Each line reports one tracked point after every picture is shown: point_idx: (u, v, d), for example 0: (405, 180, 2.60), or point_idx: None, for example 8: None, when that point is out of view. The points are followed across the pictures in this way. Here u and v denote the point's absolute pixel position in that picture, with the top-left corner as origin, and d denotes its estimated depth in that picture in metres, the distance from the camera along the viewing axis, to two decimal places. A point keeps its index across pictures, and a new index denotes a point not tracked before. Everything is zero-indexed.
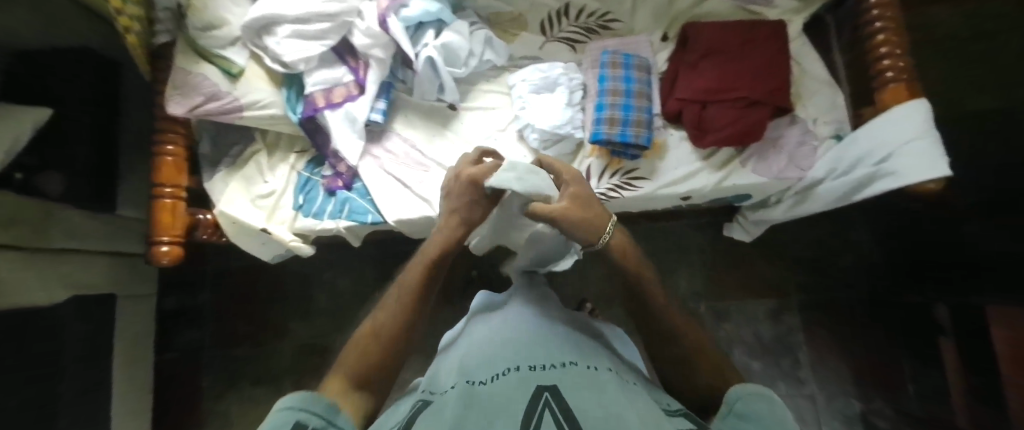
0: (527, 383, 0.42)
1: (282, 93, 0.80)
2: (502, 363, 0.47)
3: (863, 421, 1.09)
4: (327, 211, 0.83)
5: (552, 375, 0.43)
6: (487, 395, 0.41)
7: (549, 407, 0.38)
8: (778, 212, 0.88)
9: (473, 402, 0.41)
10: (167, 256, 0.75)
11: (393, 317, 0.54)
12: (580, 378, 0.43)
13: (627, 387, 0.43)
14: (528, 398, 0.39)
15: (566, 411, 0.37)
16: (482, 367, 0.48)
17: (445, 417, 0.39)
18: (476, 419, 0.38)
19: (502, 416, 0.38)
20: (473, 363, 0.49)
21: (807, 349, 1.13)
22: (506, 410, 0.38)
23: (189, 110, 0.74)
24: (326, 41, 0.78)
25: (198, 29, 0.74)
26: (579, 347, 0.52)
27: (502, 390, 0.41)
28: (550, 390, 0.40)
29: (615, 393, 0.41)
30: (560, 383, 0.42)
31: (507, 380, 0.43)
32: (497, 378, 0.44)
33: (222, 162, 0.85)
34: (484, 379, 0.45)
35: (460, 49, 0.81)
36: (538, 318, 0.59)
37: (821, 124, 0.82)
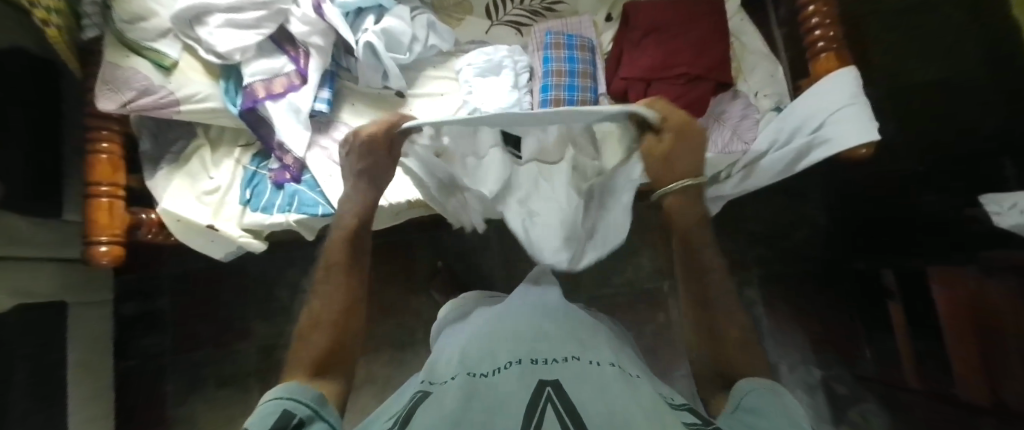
0: (530, 377, 0.41)
1: (220, 86, 0.79)
2: (503, 355, 0.46)
3: (824, 388, 1.11)
4: (276, 205, 0.81)
5: (556, 369, 0.43)
6: (489, 388, 0.41)
7: (552, 404, 0.37)
8: (728, 188, 0.84)
9: (475, 394, 0.40)
10: (107, 256, 0.73)
11: (328, 302, 0.55)
12: (581, 371, 0.43)
13: (629, 381, 0.43)
14: (531, 392, 0.39)
15: (570, 406, 0.37)
16: (480, 359, 0.47)
17: (443, 409, 0.39)
18: (478, 412, 0.37)
19: (504, 413, 0.37)
20: (472, 354, 0.49)
21: (768, 322, 1.14)
22: (507, 405, 0.38)
23: (121, 105, 0.72)
24: (262, 30, 0.77)
25: (125, 22, 0.73)
26: (578, 334, 0.52)
27: (503, 384, 0.41)
28: (552, 384, 0.40)
29: (618, 389, 0.40)
30: (563, 377, 0.41)
31: (510, 375, 0.42)
32: (500, 372, 0.44)
33: (162, 161, 0.83)
34: (486, 371, 0.44)
35: (402, 34, 0.81)
36: (542, 307, 0.58)
37: (763, 98, 0.84)
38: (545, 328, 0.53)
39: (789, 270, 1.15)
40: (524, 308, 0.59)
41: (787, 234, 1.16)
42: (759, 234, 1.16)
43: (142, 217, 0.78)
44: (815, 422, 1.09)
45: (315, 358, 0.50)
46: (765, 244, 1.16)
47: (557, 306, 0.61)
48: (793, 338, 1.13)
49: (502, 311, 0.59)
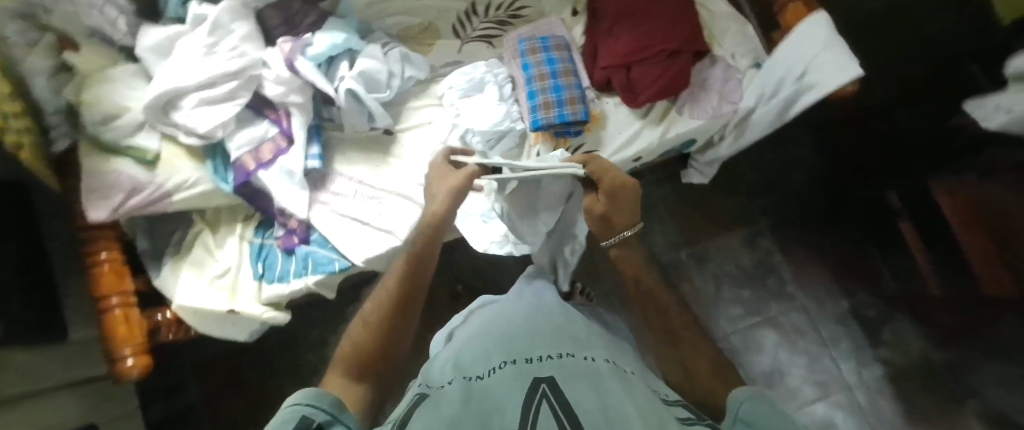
0: (526, 377, 0.40)
1: (208, 166, 0.77)
2: (497, 356, 0.46)
3: (854, 316, 1.13)
4: (291, 271, 0.80)
5: (548, 366, 0.42)
6: (485, 390, 0.40)
7: (547, 400, 0.36)
8: (724, 149, 0.89)
9: (473, 395, 0.40)
10: (136, 368, 0.70)
11: (388, 291, 0.57)
12: (580, 367, 0.42)
13: (623, 376, 0.42)
14: (526, 391, 0.38)
15: (566, 403, 0.36)
16: (475, 361, 0.47)
17: (441, 413, 0.38)
18: (474, 412, 0.37)
19: (500, 413, 0.36)
20: (468, 357, 0.48)
21: (787, 265, 1.17)
22: (506, 404, 0.37)
23: (112, 211, 0.69)
24: (239, 101, 0.75)
25: (97, 124, 0.70)
26: (568, 332, 0.52)
27: (501, 384, 0.40)
28: (547, 381, 0.39)
29: (614, 384, 0.39)
30: (557, 375, 0.41)
31: (505, 373, 0.42)
32: (494, 371, 0.43)
33: (166, 254, 0.81)
34: (481, 373, 0.44)
35: (378, 72, 0.81)
36: (534, 310, 0.59)
37: (740, 58, 0.86)
38: (537, 327, 0.53)
39: (796, 212, 1.18)
40: (514, 308, 0.60)
41: (785, 179, 1.18)
42: (759, 184, 1.18)
43: (158, 319, 0.76)
44: (853, 349, 1.12)
45: (358, 350, 0.50)
46: (767, 193, 1.18)
47: (553, 307, 0.61)
48: (814, 275, 1.16)
49: (499, 313, 0.59)
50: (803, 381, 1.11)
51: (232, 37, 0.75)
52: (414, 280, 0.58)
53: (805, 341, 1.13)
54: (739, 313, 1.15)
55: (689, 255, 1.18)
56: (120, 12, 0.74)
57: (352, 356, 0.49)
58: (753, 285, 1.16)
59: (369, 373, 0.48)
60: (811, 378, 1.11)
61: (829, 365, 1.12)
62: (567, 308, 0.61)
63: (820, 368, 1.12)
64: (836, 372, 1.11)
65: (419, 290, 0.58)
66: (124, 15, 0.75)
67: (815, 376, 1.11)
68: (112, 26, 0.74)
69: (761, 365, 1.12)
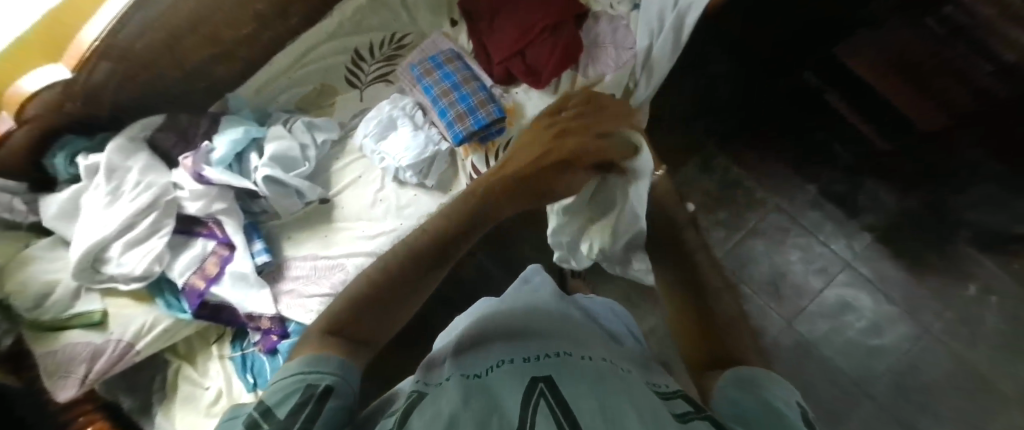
0: (524, 374, 0.37)
1: (159, 303, 0.75)
2: (497, 356, 0.42)
3: (826, 196, 1.16)
4: (281, 369, 0.77)
5: (549, 364, 0.39)
6: (483, 387, 0.36)
7: (545, 398, 0.32)
8: (642, 94, 0.85)
9: (471, 389, 0.35)
10: None
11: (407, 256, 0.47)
12: (574, 366, 0.39)
13: (619, 373, 0.39)
14: (524, 387, 0.34)
15: (564, 400, 0.32)
16: (475, 360, 0.42)
17: (437, 407, 0.33)
18: (474, 405, 0.32)
19: (497, 409, 0.32)
20: (468, 357, 0.43)
21: (748, 174, 1.19)
22: (502, 401, 0.33)
23: (81, 383, 0.67)
24: (164, 230, 0.75)
25: (32, 308, 0.68)
26: (564, 334, 0.49)
27: (502, 380, 0.36)
28: (544, 380, 0.36)
29: (609, 380, 0.36)
30: (556, 373, 0.37)
31: (503, 372, 0.38)
32: (493, 370, 0.39)
33: (154, 403, 0.78)
34: (479, 371, 0.39)
35: (291, 149, 0.82)
36: (538, 314, 0.54)
37: (618, 4, 0.88)
38: (534, 330, 0.49)
39: (736, 122, 1.20)
40: (518, 312, 0.55)
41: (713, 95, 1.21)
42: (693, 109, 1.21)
43: None
44: (837, 227, 1.15)
45: (346, 321, 0.41)
46: (704, 114, 1.20)
47: (552, 312, 0.56)
48: (776, 173, 1.18)
49: (497, 314, 0.55)
50: (806, 274, 1.13)
51: (132, 173, 0.75)
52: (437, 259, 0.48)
53: (792, 236, 1.16)
54: (724, 235, 1.18)
55: None
56: (12, 194, 0.72)
57: (343, 322, 0.41)
58: (725, 205, 1.19)
59: (355, 343, 0.40)
60: (812, 268, 1.14)
61: (824, 250, 1.14)
62: (564, 313, 0.57)
63: (815, 255, 1.14)
64: (831, 254, 1.14)
65: (433, 277, 0.48)
66: (18, 195, 0.73)
67: (815, 265, 1.14)
68: (10, 210, 0.72)
69: (762, 275, 1.14)
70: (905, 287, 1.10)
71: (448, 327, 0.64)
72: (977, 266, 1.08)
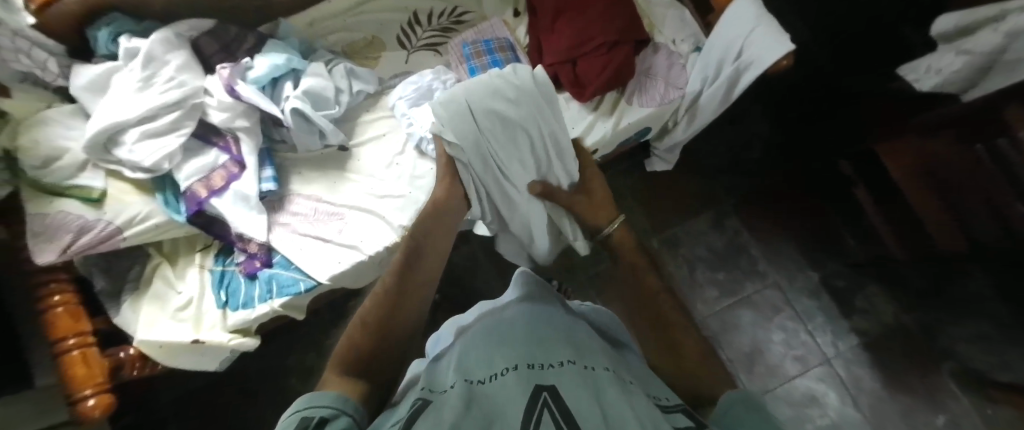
0: (526, 381, 0.40)
1: (158, 199, 0.76)
2: (501, 361, 0.44)
3: (824, 287, 1.17)
4: (255, 296, 0.78)
5: (552, 375, 0.41)
6: (486, 396, 0.39)
7: (548, 409, 0.35)
8: (680, 133, 0.92)
9: (474, 400, 0.38)
10: (97, 408, 0.66)
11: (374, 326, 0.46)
12: (579, 376, 0.41)
13: (626, 386, 0.40)
14: (525, 396, 0.37)
15: (567, 412, 0.35)
16: (479, 364, 0.45)
17: (440, 416, 0.35)
18: (475, 415, 0.35)
19: (500, 421, 0.35)
20: (470, 360, 0.46)
21: (756, 243, 1.21)
22: (505, 411, 0.36)
23: (62, 252, 0.68)
24: (183, 130, 0.75)
25: (36, 167, 0.69)
26: (575, 337, 0.50)
27: (503, 389, 0.39)
28: (548, 390, 0.38)
29: (611, 391, 0.38)
30: (559, 382, 0.39)
31: (507, 379, 0.40)
32: (497, 377, 0.41)
33: (124, 292, 0.78)
34: (482, 378, 0.42)
35: (325, 90, 0.82)
36: (541, 315, 0.55)
37: (680, 43, 0.88)
38: (541, 333, 0.50)
39: (757, 189, 1.22)
40: (520, 316, 0.55)
41: (744, 157, 1.23)
42: (720, 166, 1.23)
43: (120, 356, 0.74)
44: (828, 320, 1.15)
45: (358, 356, 0.43)
46: (728, 174, 1.23)
47: (561, 318, 0.55)
48: (782, 250, 1.20)
49: (502, 318, 0.55)
50: (782, 358, 1.13)
51: (169, 67, 0.76)
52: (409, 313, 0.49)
53: (779, 316, 1.16)
54: (715, 295, 1.18)
55: (660, 243, 1.21)
56: (50, 54, 0.75)
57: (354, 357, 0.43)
58: (726, 266, 1.20)
59: (376, 369, 0.43)
60: (790, 353, 1.13)
61: (807, 339, 1.14)
62: (571, 320, 0.56)
63: (797, 342, 1.14)
64: (814, 344, 1.14)
65: (416, 303, 0.50)
66: (54, 56, 0.75)
67: (795, 351, 1.14)
68: (42, 69, 0.74)
69: (740, 346, 1.14)
70: (875, 399, 1.09)
71: (435, 335, 0.65)
72: (952, 400, 1.07)
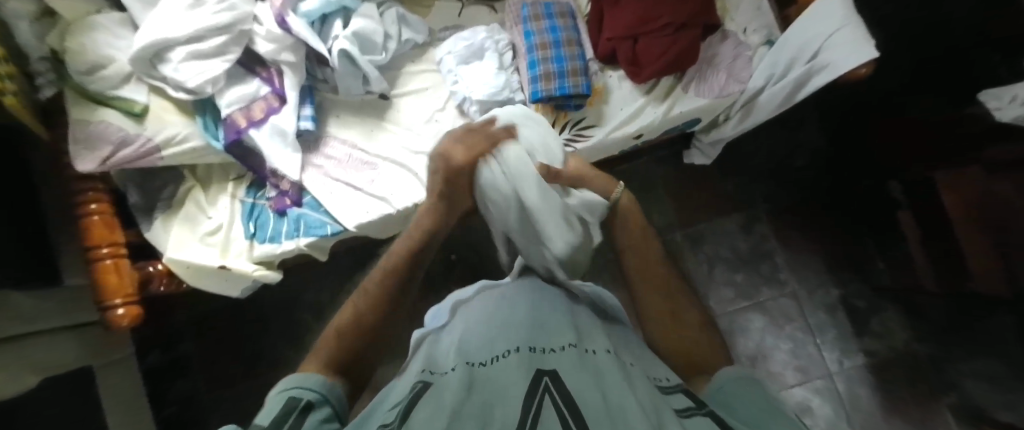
0: (527, 365, 0.39)
1: (197, 122, 0.75)
2: (502, 344, 0.44)
3: (843, 306, 1.15)
4: (282, 232, 0.79)
5: (553, 359, 0.40)
6: (486, 378, 0.38)
7: (550, 395, 0.35)
8: (729, 129, 0.88)
9: (475, 382, 0.38)
10: (126, 318, 0.69)
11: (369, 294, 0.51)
12: (579, 361, 0.40)
13: (630, 372, 0.40)
14: (526, 381, 0.36)
15: (568, 396, 0.34)
16: (479, 346, 0.44)
17: (440, 403, 0.35)
18: (474, 401, 0.35)
19: (501, 404, 0.34)
20: (470, 342, 0.46)
21: (782, 251, 1.18)
22: (506, 394, 0.35)
23: (101, 163, 0.68)
24: (228, 56, 0.74)
25: (81, 73, 0.69)
26: (580, 320, 0.49)
27: (504, 372, 0.39)
28: (549, 375, 0.38)
29: (613, 376, 0.38)
30: (561, 368, 0.39)
31: (508, 362, 0.40)
32: (498, 360, 0.41)
33: (156, 209, 0.79)
34: (483, 360, 0.42)
35: (374, 34, 0.79)
36: (540, 288, 0.55)
37: (751, 34, 0.83)
38: (541, 314, 0.49)
39: (794, 197, 1.19)
40: (522, 292, 0.54)
41: (786, 163, 1.18)
42: (761, 167, 1.19)
43: (149, 270, 0.76)
44: (840, 338, 1.14)
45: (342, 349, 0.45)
46: (767, 177, 1.19)
47: (557, 292, 0.55)
48: (807, 262, 1.17)
49: (503, 296, 0.55)
50: (786, 367, 1.13)
51: None
52: (403, 282, 0.54)
53: (791, 326, 1.15)
54: (730, 296, 1.17)
55: (684, 237, 1.19)
56: None
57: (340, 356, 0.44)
58: (747, 269, 1.18)
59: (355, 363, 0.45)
60: (794, 364, 1.13)
61: (814, 353, 1.14)
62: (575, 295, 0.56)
63: (803, 354, 1.14)
64: (820, 359, 1.13)
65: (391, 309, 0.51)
66: None
67: (799, 362, 1.13)
68: None
69: (746, 349, 1.14)
70: (870, 421, 1.09)
71: (435, 308, 0.66)
72: None
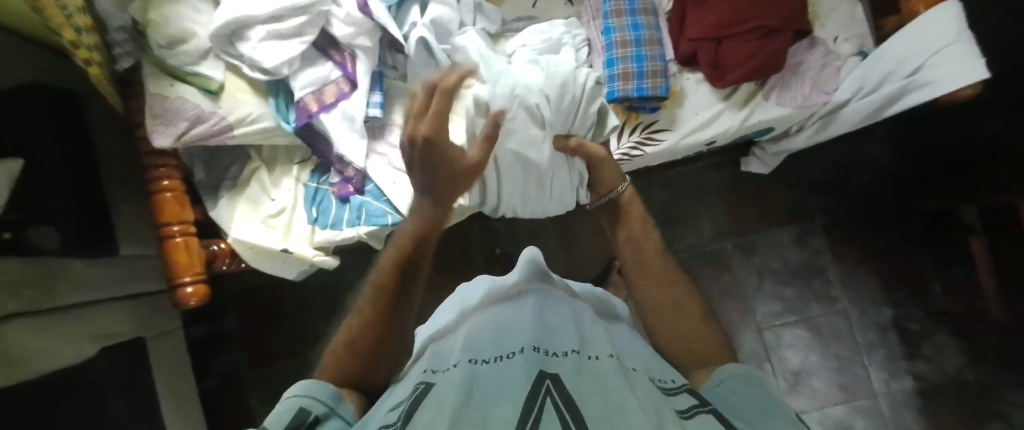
0: (529, 367, 0.40)
1: (270, 103, 0.75)
2: (507, 346, 0.45)
3: (895, 328, 1.11)
4: (344, 220, 0.79)
5: (557, 363, 0.41)
6: (486, 378, 0.39)
7: (550, 397, 0.35)
8: (801, 140, 0.86)
9: (474, 380, 0.39)
10: (194, 297, 0.71)
11: (393, 277, 0.55)
12: (581, 365, 0.40)
13: (632, 376, 0.40)
14: (527, 383, 0.37)
15: (568, 400, 0.35)
16: (485, 346, 0.46)
17: (438, 404, 0.36)
18: (470, 401, 0.36)
19: (500, 404, 0.35)
20: (473, 343, 0.47)
21: (836, 267, 1.15)
22: (504, 396, 0.36)
23: (175, 140, 0.70)
24: (304, 38, 0.72)
25: (163, 47, 0.68)
26: (582, 325, 0.50)
27: (505, 374, 0.40)
28: (551, 377, 0.38)
29: (615, 379, 0.38)
30: (563, 370, 0.39)
31: (509, 364, 0.41)
32: (500, 360, 0.42)
33: (222, 187, 0.80)
34: (486, 358, 0.43)
35: (450, 21, 0.77)
36: (540, 298, 0.56)
37: (842, 42, 0.78)
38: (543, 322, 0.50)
39: (853, 214, 1.15)
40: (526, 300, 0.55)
41: (849, 177, 1.14)
42: (821, 180, 1.15)
43: (215, 249, 0.77)
44: (889, 360, 1.11)
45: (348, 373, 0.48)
46: (826, 191, 1.15)
47: (560, 306, 0.54)
48: (861, 280, 1.14)
49: (510, 302, 0.56)
50: (828, 384, 1.11)
51: None
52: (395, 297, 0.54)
53: (839, 344, 1.13)
54: (778, 309, 1.14)
55: (735, 246, 1.17)
56: None
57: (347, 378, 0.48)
58: (798, 283, 1.15)
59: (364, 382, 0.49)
60: (839, 382, 1.11)
61: (860, 373, 1.11)
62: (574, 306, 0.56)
63: (849, 373, 1.11)
64: (866, 379, 1.11)
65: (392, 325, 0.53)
66: None
67: (845, 380, 1.11)
68: None
69: (790, 363, 1.12)
70: None
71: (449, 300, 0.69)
72: None
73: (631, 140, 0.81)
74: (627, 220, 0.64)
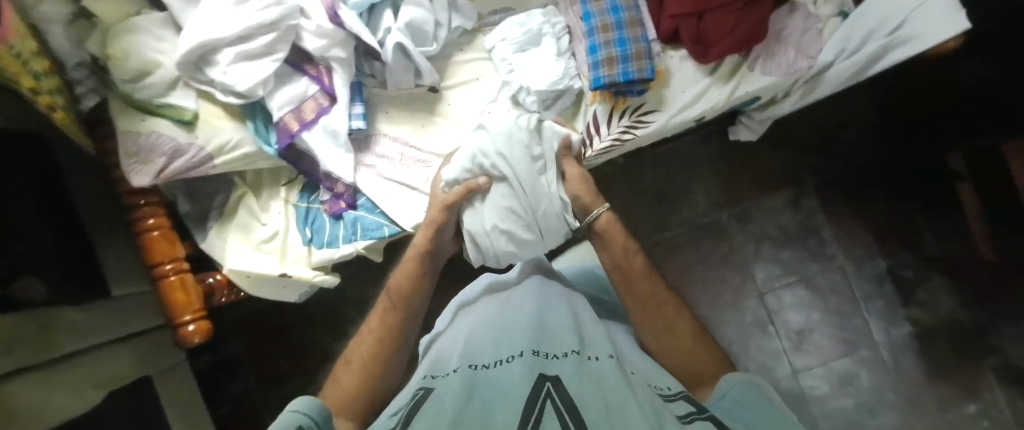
0: (529, 370, 0.43)
1: (248, 126, 0.72)
2: (506, 349, 0.47)
3: (891, 277, 1.14)
4: (340, 236, 0.77)
5: (555, 365, 0.44)
6: (487, 384, 0.43)
7: (551, 402, 0.39)
8: (787, 106, 0.84)
9: (476, 388, 0.42)
10: (196, 334, 0.69)
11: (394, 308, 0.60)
12: (579, 365, 0.43)
13: (630, 377, 0.43)
14: (528, 386, 0.40)
15: (569, 403, 0.38)
16: (486, 349, 0.49)
17: (444, 410, 0.39)
18: (472, 411, 0.39)
19: (503, 412, 0.39)
20: (474, 345, 0.50)
21: (829, 225, 1.16)
22: (506, 402, 0.40)
23: (154, 176, 0.66)
24: (276, 55, 0.70)
25: (127, 81, 0.65)
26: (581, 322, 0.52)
27: (506, 377, 0.43)
28: (551, 379, 0.41)
29: (615, 381, 0.41)
30: (563, 373, 0.42)
31: (510, 366, 0.44)
32: (500, 363, 0.45)
33: (210, 217, 0.77)
34: (486, 362, 0.46)
35: (425, 23, 0.75)
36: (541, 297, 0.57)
37: (822, 4, 0.78)
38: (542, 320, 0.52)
39: (842, 171, 1.16)
40: (526, 299, 0.57)
41: (835, 135, 1.15)
42: (808, 141, 1.16)
43: (211, 281, 0.74)
44: (887, 309, 1.13)
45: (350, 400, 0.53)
46: (814, 151, 1.16)
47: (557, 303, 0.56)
48: (854, 235, 1.16)
49: (508, 300, 0.58)
50: (830, 339, 1.13)
51: None
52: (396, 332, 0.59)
53: (838, 299, 1.15)
54: (777, 272, 1.16)
55: (730, 215, 1.17)
56: None
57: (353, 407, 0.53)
58: (794, 245, 1.16)
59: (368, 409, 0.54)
60: (841, 335, 1.14)
61: (861, 324, 1.14)
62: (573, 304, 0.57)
63: (850, 325, 1.14)
64: (866, 330, 1.13)
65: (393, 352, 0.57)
66: None
67: (846, 333, 1.13)
68: None
69: (793, 323, 1.14)
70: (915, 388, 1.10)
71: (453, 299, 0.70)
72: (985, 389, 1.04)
73: (620, 125, 0.80)
74: (610, 244, 0.62)
